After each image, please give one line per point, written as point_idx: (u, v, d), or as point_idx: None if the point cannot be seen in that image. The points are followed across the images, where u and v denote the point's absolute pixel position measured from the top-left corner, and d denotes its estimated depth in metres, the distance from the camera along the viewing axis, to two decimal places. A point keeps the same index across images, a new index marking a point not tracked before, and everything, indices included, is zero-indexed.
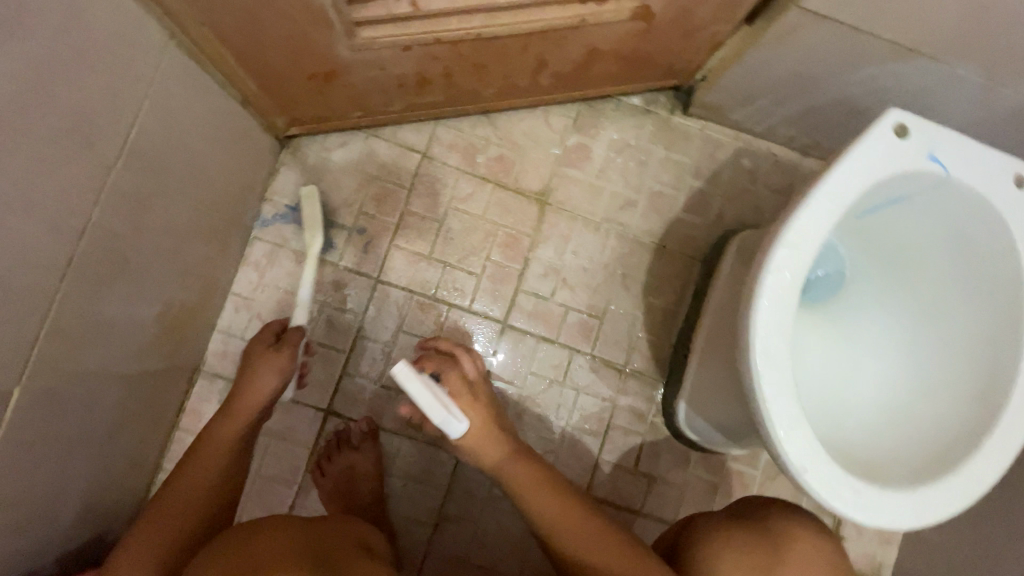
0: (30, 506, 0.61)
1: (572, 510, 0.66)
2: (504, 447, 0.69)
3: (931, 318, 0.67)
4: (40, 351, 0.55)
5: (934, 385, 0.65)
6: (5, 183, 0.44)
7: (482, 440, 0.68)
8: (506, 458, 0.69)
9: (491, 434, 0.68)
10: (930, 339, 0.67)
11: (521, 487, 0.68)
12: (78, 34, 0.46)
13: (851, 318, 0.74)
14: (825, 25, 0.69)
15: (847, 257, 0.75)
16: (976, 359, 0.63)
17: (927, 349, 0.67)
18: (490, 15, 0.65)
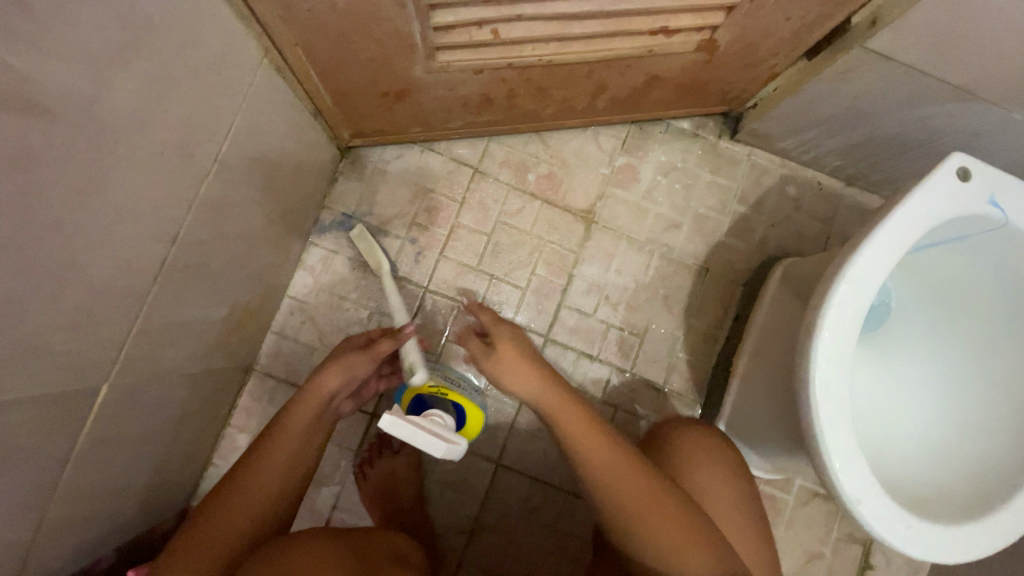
0: (102, 496, 0.63)
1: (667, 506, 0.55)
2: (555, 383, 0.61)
3: (978, 354, 0.68)
4: (128, 350, 0.57)
5: (979, 419, 0.66)
6: (119, 193, 0.47)
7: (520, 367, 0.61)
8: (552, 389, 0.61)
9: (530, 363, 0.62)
10: (976, 374, 0.68)
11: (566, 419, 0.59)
12: (190, 54, 0.49)
13: (897, 349, 0.75)
14: (886, 65, 0.71)
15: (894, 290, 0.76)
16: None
17: (975, 384, 0.68)
18: (563, 44, 0.67)
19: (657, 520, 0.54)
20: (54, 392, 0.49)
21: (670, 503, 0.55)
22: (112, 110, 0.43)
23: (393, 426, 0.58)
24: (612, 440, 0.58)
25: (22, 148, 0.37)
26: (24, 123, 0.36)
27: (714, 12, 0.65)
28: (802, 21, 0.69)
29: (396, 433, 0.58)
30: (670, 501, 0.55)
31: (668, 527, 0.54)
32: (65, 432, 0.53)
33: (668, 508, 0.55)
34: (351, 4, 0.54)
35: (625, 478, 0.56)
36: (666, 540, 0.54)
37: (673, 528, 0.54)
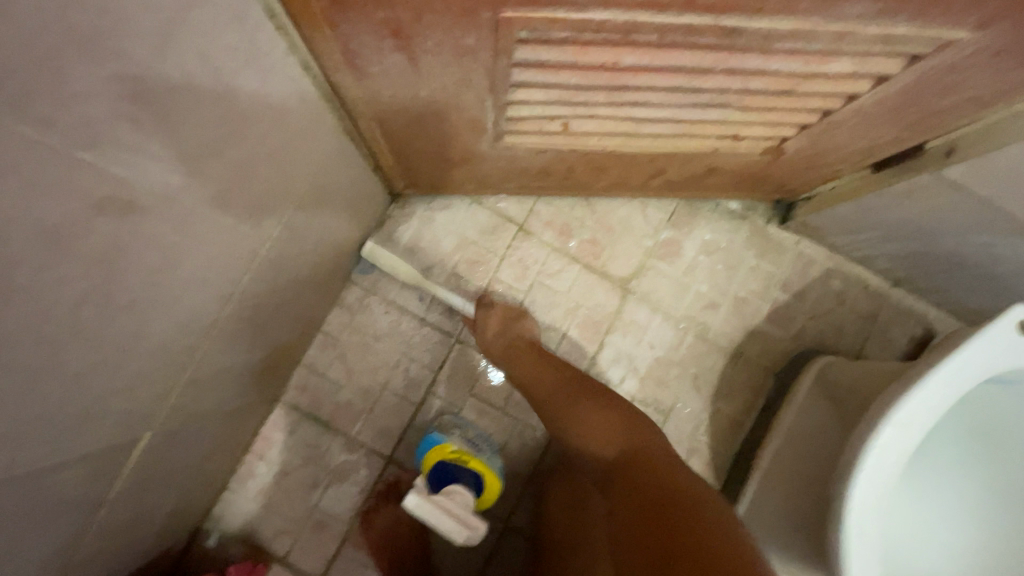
0: (126, 529, 0.65)
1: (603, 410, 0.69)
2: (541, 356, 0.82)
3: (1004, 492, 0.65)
4: (173, 400, 0.58)
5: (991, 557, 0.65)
6: (191, 266, 0.48)
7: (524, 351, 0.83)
8: (540, 357, 0.81)
9: (529, 347, 0.84)
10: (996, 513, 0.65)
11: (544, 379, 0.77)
12: (275, 135, 0.50)
13: (929, 484, 0.66)
14: (956, 193, 0.70)
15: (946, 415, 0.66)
16: None
17: (999, 529, 0.65)
18: (629, 139, 0.67)
19: (574, 415, 0.70)
20: (103, 448, 0.50)
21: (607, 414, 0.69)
22: (197, 196, 0.44)
23: (416, 508, 0.60)
24: (566, 377, 0.76)
25: (112, 244, 0.38)
26: (118, 222, 0.38)
27: (789, 126, 0.64)
28: (875, 140, 0.68)
29: (418, 515, 0.60)
30: (591, 404, 0.71)
31: (586, 416, 0.69)
32: (105, 480, 0.54)
33: (591, 410, 0.70)
34: (432, 95, 0.55)
35: (559, 395, 0.74)
36: (587, 427, 0.68)
37: (591, 417, 0.69)
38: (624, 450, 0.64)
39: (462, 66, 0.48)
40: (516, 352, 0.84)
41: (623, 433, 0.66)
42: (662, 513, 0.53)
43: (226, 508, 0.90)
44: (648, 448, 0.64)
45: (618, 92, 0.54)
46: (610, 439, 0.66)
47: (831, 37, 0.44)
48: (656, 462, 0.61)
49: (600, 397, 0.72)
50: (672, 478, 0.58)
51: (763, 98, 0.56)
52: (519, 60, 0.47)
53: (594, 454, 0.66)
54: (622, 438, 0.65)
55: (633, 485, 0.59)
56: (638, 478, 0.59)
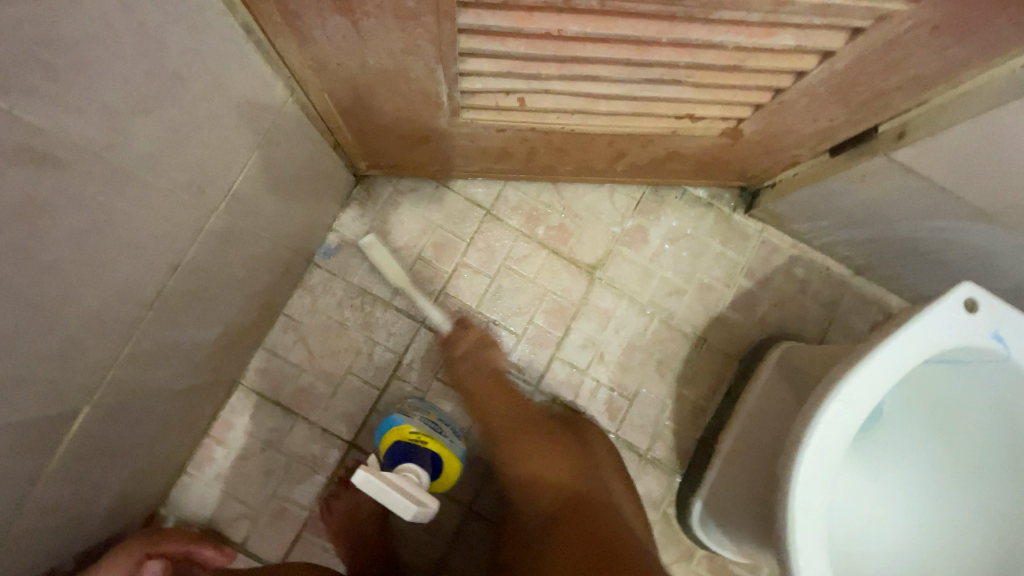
0: (67, 508, 0.63)
1: (544, 437, 0.77)
2: (506, 396, 0.82)
3: (958, 473, 0.65)
4: (114, 373, 0.57)
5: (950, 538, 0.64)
6: (125, 230, 0.47)
7: (484, 390, 0.82)
8: (522, 405, 0.81)
9: (490, 384, 0.82)
10: (952, 494, 0.65)
11: (506, 430, 0.78)
12: (215, 98, 0.49)
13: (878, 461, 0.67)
14: (908, 176, 0.71)
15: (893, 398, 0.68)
16: (994, 527, 0.63)
17: (944, 511, 0.65)
18: (586, 117, 0.67)
19: (524, 448, 0.76)
20: (35, 417, 0.49)
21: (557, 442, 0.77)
22: (127, 156, 0.43)
23: (363, 482, 0.58)
24: (534, 422, 0.79)
25: (30, 198, 0.37)
26: (34, 174, 0.36)
27: (743, 106, 0.64)
28: (829, 122, 0.69)
29: (367, 490, 0.58)
30: (558, 446, 0.77)
31: (538, 458, 0.75)
32: (39, 452, 0.53)
33: (546, 454, 0.75)
34: (380, 64, 0.54)
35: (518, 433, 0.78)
36: (540, 467, 0.74)
37: (540, 453, 0.75)
38: (574, 488, 0.72)
39: (406, 30, 0.48)
40: (484, 396, 0.81)
41: (565, 474, 0.73)
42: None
43: (183, 493, 0.88)
44: (593, 493, 0.72)
45: (568, 65, 0.54)
46: (556, 480, 0.73)
47: (770, 7, 0.45)
48: (589, 496, 0.71)
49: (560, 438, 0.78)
50: (609, 511, 0.70)
51: (713, 74, 0.56)
52: (464, 26, 0.47)
53: (540, 493, 0.73)
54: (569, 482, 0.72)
55: (568, 529, 0.67)
56: (582, 520, 0.68)
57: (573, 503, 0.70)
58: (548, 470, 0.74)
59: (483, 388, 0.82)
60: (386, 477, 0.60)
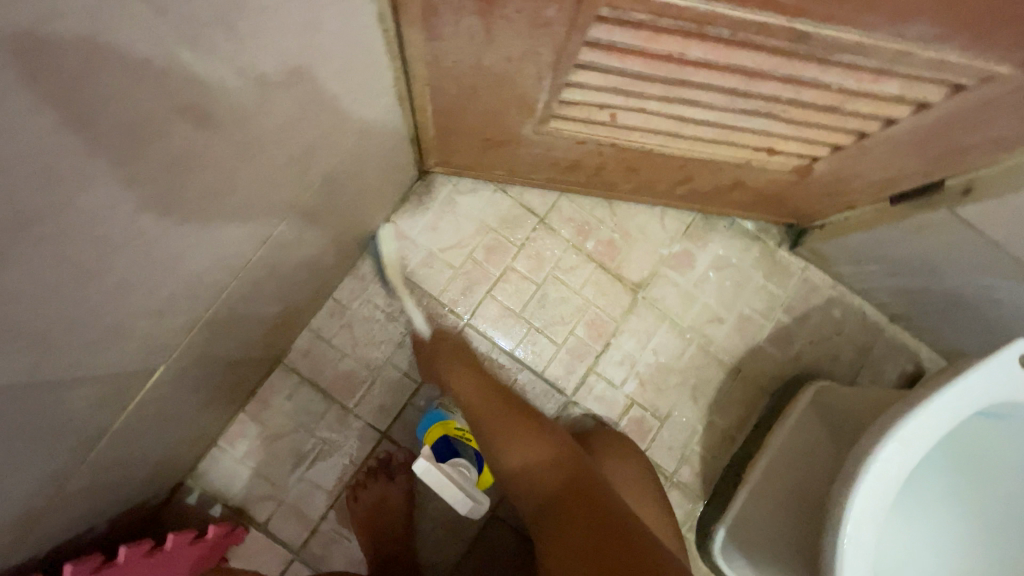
0: (117, 467, 0.63)
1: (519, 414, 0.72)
2: (472, 378, 0.79)
3: (994, 529, 0.67)
4: (191, 337, 0.58)
5: None
6: (241, 197, 0.48)
7: (453, 368, 0.82)
8: (483, 389, 0.78)
9: (463, 368, 0.81)
10: (985, 547, 0.67)
11: (482, 412, 0.74)
12: (340, 81, 0.50)
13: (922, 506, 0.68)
14: (968, 232, 0.73)
15: (947, 452, 0.68)
16: None
17: (976, 562, 0.67)
18: (670, 139, 0.69)
19: (508, 437, 0.69)
20: (121, 369, 0.50)
21: (528, 419, 0.70)
22: (262, 128, 0.44)
23: (422, 472, 0.59)
24: (497, 393, 0.77)
25: (182, 153, 0.38)
26: (192, 132, 0.38)
27: (823, 146, 0.67)
28: (898, 171, 0.71)
29: (428, 480, 0.59)
30: (549, 426, 0.83)
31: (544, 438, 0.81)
32: (113, 406, 0.53)
33: (527, 430, 0.70)
34: (494, 67, 0.56)
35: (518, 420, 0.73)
36: (513, 450, 0.68)
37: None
38: (576, 463, 0.79)
39: (534, 38, 0.50)
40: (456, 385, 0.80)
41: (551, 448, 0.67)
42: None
43: (211, 466, 0.88)
44: (582, 472, 0.64)
45: (674, 88, 0.56)
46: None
47: (888, 56, 0.47)
48: (593, 475, 0.63)
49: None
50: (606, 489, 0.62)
51: (807, 113, 0.58)
52: (591, 39, 0.49)
53: (526, 483, 0.66)
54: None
55: (572, 516, 0.60)
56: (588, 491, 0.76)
57: (573, 490, 0.62)
58: (521, 447, 0.68)
59: (450, 368, 0.82)
60: (442, 470, 0.60)
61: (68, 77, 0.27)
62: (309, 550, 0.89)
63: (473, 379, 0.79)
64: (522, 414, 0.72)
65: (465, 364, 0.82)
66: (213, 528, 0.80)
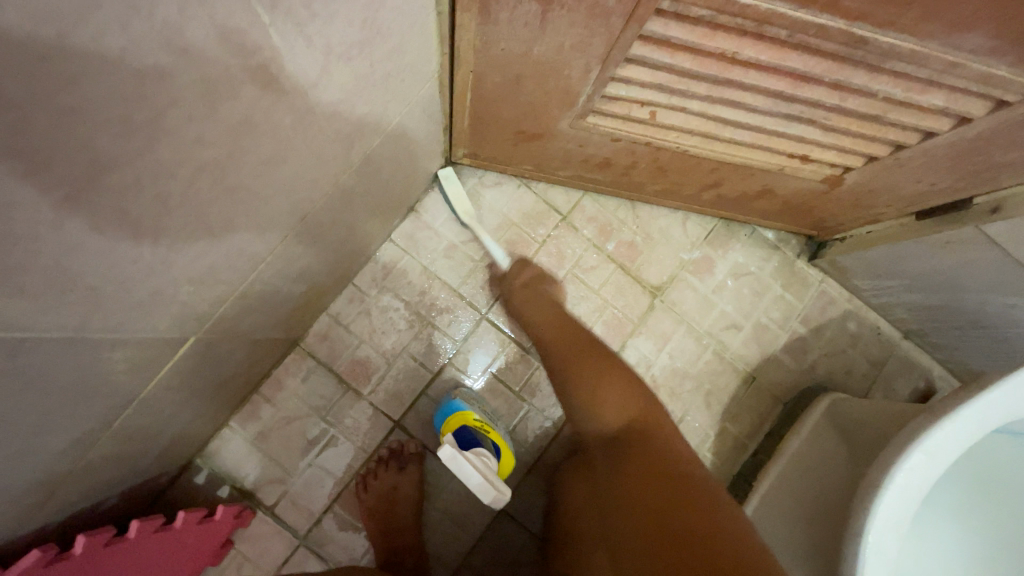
0: (137, 439, 0.62)
1: (604, 365, 0.72)
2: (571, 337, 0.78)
3: (1008, 545, 0.68)
4: (222, 310, 0.58)
5: None
6: (286, 169, 0.48)
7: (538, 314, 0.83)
8: (579, 340, 0.77)
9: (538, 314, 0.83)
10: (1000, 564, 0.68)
11: (571, 356, 0.74)
12: (393, 61, 0.50)
13: (942, 521, 0.68)
14: (994, 251, 0.74)
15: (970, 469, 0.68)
16: None
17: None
18: (707, 140, 0.69)
19: (594, 381, 0.70)
20: (155, 337, 0.49)
21: (620, 373, 0.72)
22: (317, 100, 0.44)
23: (446, 457, 0.59)
24: (586, 342, 0.76)
25: (244, 118, 0.38)
26: (257, 97, 0.38)
27: (858, 155, 0.67)
28: (929, 186, 0.72)
29: (450, 466, 0.59)
30: (617, 377, 0.71)
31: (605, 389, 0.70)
32: (143, 374, 0.53)
33: (613, 379, 0.70)
34: (542, 57, 0.56)
35: (585, 359, 0.73)
36: (603, 397, 0.69)
37: (609, 387, 0.70)
38: (632, 415, 0.68)
39: (589, 28, 0.50)
40: (552, 341, 0.78)
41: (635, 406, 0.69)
42: (665, 485, 0.59)
43: (222, 446, 0.87)
44: (653, 420, 0.68)
45: (720, 88, 0.56)
46: (620, 409, 0.68)
47: (940, 66, 0.47)
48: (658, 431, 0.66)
49: (616, 366, 0.73)
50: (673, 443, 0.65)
51: (849, 121, 0.59)
52: (646, 32, 0.49)
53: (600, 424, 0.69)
54: (631, 413, 0.68)
55: (636, 460, 0.63)
56: (645, 449, 0.64)
57: (642, 433, 0.66)
58: (614, 396, 0.69)
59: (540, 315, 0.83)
60: (466, 455, 0.60)
61: (158, 28, 0.27)
62: (315, 537, 0.88)
63: (573, 332, 0.78)
64: (624, 384, 0.71)
65: (552, 319, 0.81)
66: (223, 509, 0.78)
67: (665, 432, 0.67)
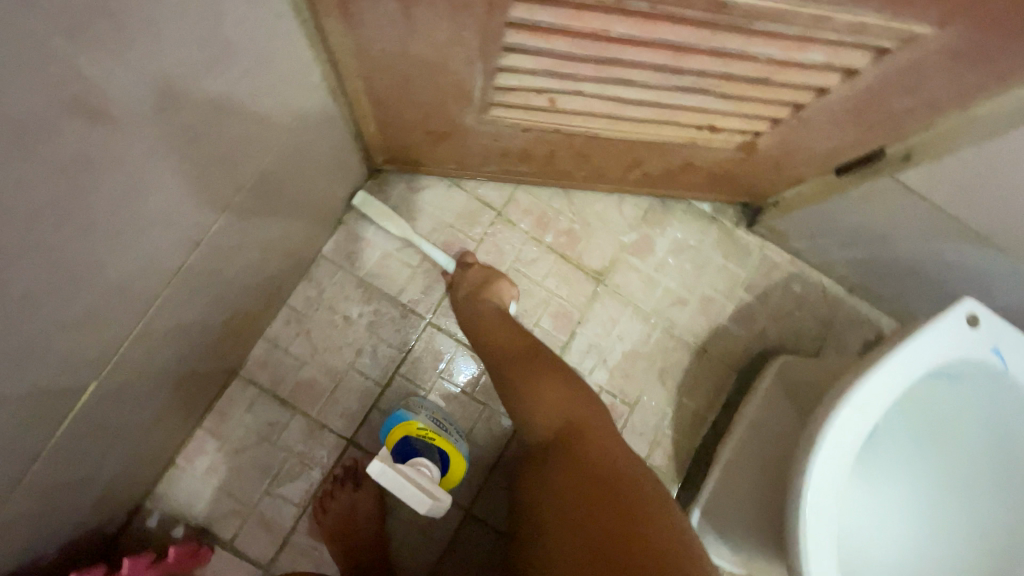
0: (60, 492, 0.60)
1: (544, 368, 0.75)
2: (513, 337, 0.80)
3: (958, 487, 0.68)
4: (126, 350, 0.55)
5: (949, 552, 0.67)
6: (156, 200, 0.46)
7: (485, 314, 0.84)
8: (519, 344, 0.79)
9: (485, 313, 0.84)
10: (951, 506, 0.68)
11: (511, 362, 0.77)
12: (259, 76, 0.49)
13: (874, 471, 0.71)
14: (912, 198, 0.74)
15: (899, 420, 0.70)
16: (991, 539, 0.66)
17: (942, 520, 0.68)
18: (614, 122, 0.68)
19: (532, 385, 0.73)
20: (45, 388, 0.47)
21: (558, 377, 0.74)
22: (173, 123, 0.43)
23: (376, 475, 0.58)
24: (532, 346, 0.78)
25: (78, 154, 0.36)
26: (87, 131, 0.36)
27: (762, 120, 0.67)
28: (840, 142, 0.72)
29: (383, 482, 0.58)
30: (555, 381, 0.73)
31: (542, 385, 0.73)
32: (42, 427, 0.50)
33: (547, 381, 0.73)
34: (422, 55, 0.55)
35: (523, 362, 0.76)
36: (539, 400, 0.72)
37: (547, 393, 0.72)
38: (570, 419, 0.70)
39: (457, 21, 0.49)
40: (498, 335, 0.80)
41: (572, 411, 0.71)
42: (607, 500, 0.62)
43: (171, 485, 0.85)
44: (591, 425, 0.70)
45: (606, 68, 0.55)
46: (557, 413, 0.71)
47: (810, 22, 0.47)
48: (598, 437, 0.68)
49: (560, 372, 0.75)
50: (616, 446, 0.68)
51: (741, 88, 0.59)
52: (515, 20, 0.48)
53: (538, 426, 0.72)
54: (566, 415, 0.71)
55: (573, 464, 0.66)
56: (581, 454, 0.66)
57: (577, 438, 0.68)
58: (549, 398, 0.72)
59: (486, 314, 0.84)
60: (399, 471, 0.59)
61: None
62: (279, 565, 0.86)
63: (515, 333, 0.80)
64: (557, 384, 0.73)
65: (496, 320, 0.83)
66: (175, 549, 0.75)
67: (604, 437, 0.69)
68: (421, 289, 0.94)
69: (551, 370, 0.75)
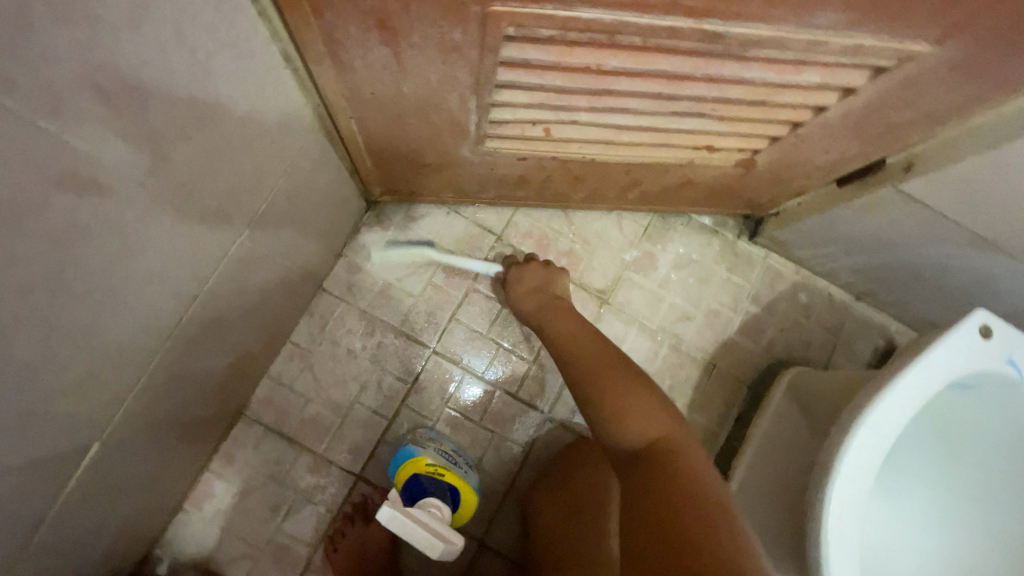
0: (67, 552, 0.59)
1: (633, 379, 0.63)
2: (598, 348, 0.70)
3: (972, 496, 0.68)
4: (127, 406, 0.55)
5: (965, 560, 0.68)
6: (152, 258, 0.45)
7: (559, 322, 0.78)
8: (602, 354, 0.69)
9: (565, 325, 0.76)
10: (968, 516, 0.68)
11: (592, 372, 0.66)
12: (250, 127, 0.48)
13: (894, 483, 0.69)
14: (915, 207, 0.73)
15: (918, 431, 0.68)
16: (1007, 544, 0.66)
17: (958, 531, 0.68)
18: (610, 146, 0.68)
19: (617, 394, 0.61)
20: (47, 455, 0.46)
21: (649, 388, 0.62)
22: (165, 182, 0.42)
23: (387, 521, 0.57)
24: (615, 355, 0.68)
25: (69, 226, 0.35)
26: (76, 203, 0.35)
27: (760, 138, 0.66)
28: (839, 154, 0.71)
29: (393, 529, 0.56)
30: (645, 391, 0.61)
31: (633, 397, 0.61)
32: (45, 492, 0.49)
33: (639, 393, 0.61)
34: (414, 94, 0.54)
35: (612, 371, 0.65)
36: (626, 412, 0.59)
37: (636, 405, 0.60)
38: (658, 434, 0.57)
39: (447, 61, 0.49)
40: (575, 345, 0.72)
41: (660, 424, 0.58)
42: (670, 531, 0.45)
43: (180, 530, 0.84)
44: (671, 436, 0.57)
45: (599, 97, 0.55)
46: (645, 428, 0.58)
47: (804, 46, 0.46)
48: (680, 449, 0.56)
49: (649, 384, 0.63)
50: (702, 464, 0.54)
51: (737, 109, 0.58)
52: (505, 58, 0.48)
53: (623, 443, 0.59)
54: (656, 430, 0.58)
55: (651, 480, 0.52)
56: (666, 470, 0.53)
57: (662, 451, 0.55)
58: (637, 408, 0.60)
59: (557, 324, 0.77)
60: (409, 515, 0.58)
61: None
62: None
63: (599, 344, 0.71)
64: (647, 398, 0.61)
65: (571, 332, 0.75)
66: None
67: (687, 451, 0.56)
68: (425, 317, 0.94)
69: (638, 383, 0.62)
